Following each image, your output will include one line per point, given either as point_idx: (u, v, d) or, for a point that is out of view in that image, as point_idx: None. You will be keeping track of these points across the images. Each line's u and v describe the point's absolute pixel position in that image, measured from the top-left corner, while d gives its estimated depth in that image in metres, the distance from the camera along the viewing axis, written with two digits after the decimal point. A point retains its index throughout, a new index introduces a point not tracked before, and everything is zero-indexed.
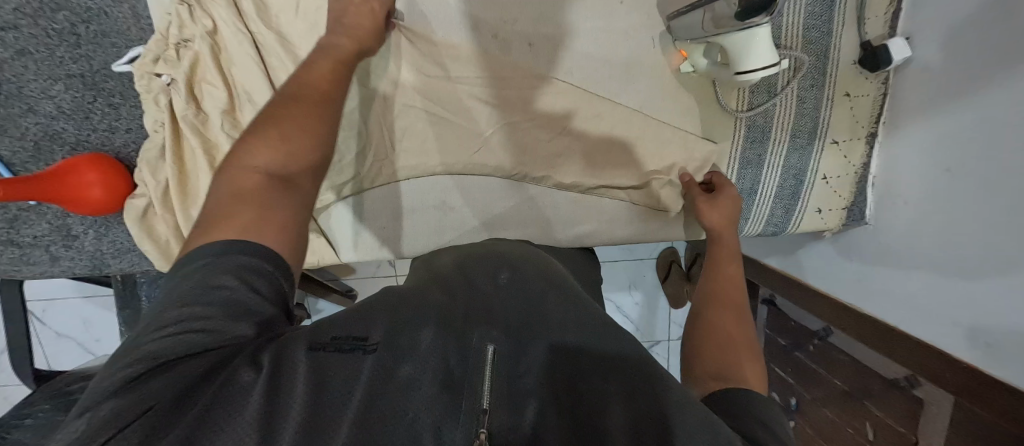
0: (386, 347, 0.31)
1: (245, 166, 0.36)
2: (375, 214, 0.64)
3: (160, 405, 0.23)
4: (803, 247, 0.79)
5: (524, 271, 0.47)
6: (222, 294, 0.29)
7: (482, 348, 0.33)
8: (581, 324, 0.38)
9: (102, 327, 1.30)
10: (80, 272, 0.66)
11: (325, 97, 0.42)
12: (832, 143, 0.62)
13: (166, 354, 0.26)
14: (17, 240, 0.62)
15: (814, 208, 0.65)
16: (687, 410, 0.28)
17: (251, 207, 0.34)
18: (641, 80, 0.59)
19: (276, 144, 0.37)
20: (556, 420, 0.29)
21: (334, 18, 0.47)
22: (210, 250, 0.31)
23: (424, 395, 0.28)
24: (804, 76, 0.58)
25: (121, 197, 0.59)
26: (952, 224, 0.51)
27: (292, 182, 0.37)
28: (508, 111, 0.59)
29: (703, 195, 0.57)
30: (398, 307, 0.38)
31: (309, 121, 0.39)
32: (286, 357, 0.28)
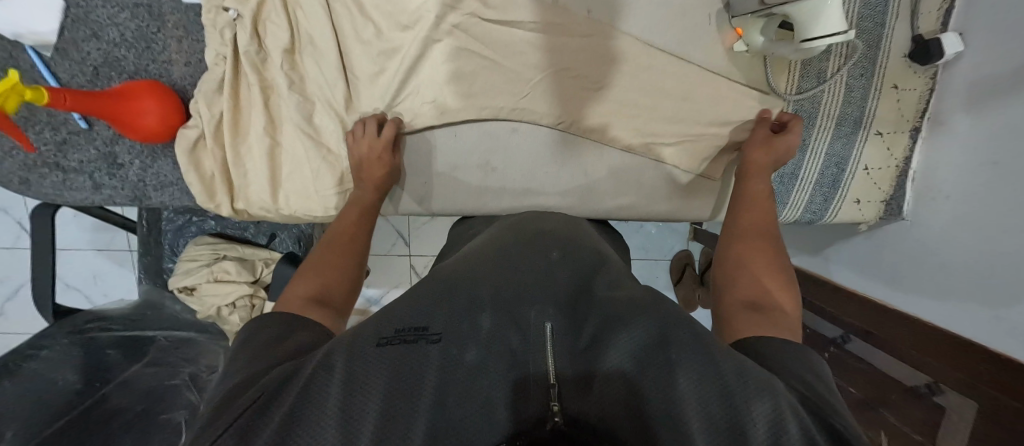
0: (448, 338, 0.31)
1: (287, 297, 0.42)
2: (415, 169, 0.64)
3: (246, 413, 0.24)
4: (831, 246, 0.82)
5: (581, 254, 0.46)
6: (293, 347, 0.34)
7: (540, 326, 0.33)
8: (626, 300, 0.35)
9: (111, 282, 1.30)
10: (121, 202, 0.66)
11: (352, 239, 0.53)
12: (876, 134, 0.62)
13: (247, 379, 0.30)
14: (64, 164, 0.63)
15: (853, 198, 0.65)
16: (744, 375, 0.26)
17: (300, 314, 0.39)
18: (695, 57, 0.60)
19: (317, 280, 0.45)
20: (621, 386, 0.28)
21: (366, 173, 0.58)
22: (273, 326, 0.37)
23: (493, 383, 0.29)
24: (854, 65, 0.59)
25: (172, 129, 0.60)
26: (999, 228, 0.51)
27: (326, 304, 0.43)
28: (561, 78, 0.60)
29: (763, 136, 0.57)
30: (456, 282, 0.37)
31: (340, 258, 0.49)
32: (360, 363, 0.27)
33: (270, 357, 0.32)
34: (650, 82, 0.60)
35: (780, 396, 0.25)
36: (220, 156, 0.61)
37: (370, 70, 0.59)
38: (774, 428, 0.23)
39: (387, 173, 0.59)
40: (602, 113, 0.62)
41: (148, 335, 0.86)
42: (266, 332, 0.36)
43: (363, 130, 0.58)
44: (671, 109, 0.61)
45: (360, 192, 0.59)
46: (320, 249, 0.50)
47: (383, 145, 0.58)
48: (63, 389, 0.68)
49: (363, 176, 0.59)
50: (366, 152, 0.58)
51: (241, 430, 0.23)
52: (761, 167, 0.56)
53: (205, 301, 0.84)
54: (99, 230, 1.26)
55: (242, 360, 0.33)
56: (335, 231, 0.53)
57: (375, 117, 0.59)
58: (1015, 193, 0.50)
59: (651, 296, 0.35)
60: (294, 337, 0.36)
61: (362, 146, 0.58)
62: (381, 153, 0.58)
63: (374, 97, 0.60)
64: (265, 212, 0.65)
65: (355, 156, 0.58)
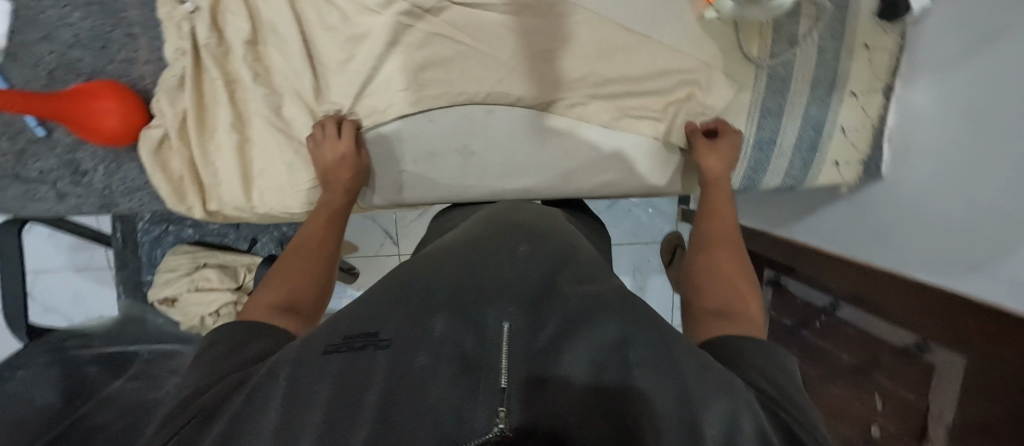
0: (399, 342, 0.29)
1: (253, 306, 0.41)
2: (392, 157, 0.63)
3: (190, 422, 0.26)
4: (813, 213, 0.83)
5: (549, 245, 0.46)
6: (250, 355, 0.33)
7: (496, 326, 0.30)
8: (592, 299, 0.35)
9: (92, 302, 1.26)
10: (88, 210, 0.63)
11: (319, 246, 0.52)
12: (851, 95, 0.62)
13: (189, 397, 0.29)
14: (24, 174, 0.60)
15: (832, 160, 0.65)
16: (704, 376, 0.26)
17: (263, 322, 0.38)
18: (667, 26, 0.59)
19: (283, 287, 0.44)
20: (582, 371, 0.28)
21: (336, 177, 0.58)
22: (231, 337, 0.35)
23: (445, 391, 0.25)
24: (825, 27, 0.59)
25: (135, 129, 0.58)
26: (971, 181, 0.53)
27: (294, 311, 0.42)
28: (533, 57, 0.59)
29: (703, 142, 0.61)
30: (408, 289, 0.37)
31: (307, 264, 0.49)
32: (306, 374, 0.26)
33: (225, 365, 0.32)
34: (623, 55, 0.59)
35: (740, 395, 0.26)
36: (188, 156, 0.59)
37: (338, 57, 0.57)
38: (727, 429, 0.23)
39: (354, 173, 0.59)
40: (576, 87, 0.61)
41: (131, 349, 0.83)
42: (225, 342, 0.35)
43: (323, 134, 0.58)
44: (645, 83, 0.61)
45: (331, 198, 0.58)
46: (286, 258, 0.49)
47: (347, 144, 0.57)
48: (43, 409, 0.66)
49: (330, 180, 0.58)
50: (329, 155, 0.57)
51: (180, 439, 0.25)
52: (719, 175, 0.60)
53: (189, 311, 0.82)
54: (76, 249, 1.23)
55: (197, 370, 0.32)
56: (300, 239, 0.52)
57: (333, 118, 0.59)
58: (985, 149, 0.51)
59: (615, 293, 0.36)
60: (251, 346, 0.34)
61: (328, 149, 0.57)
62: (344, 154, 0.57)
63: (342, 86, 0.58)
64: (240, 212, 0.64)
65: (321, 162, 0.57)
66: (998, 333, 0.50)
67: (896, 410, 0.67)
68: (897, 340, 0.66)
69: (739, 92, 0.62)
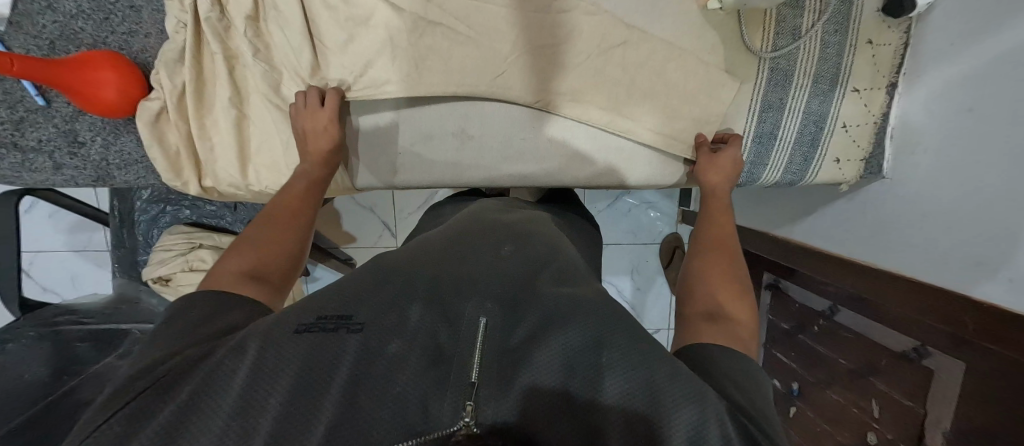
0: (372, 327, 0.29)
1: (220, 270, 0.40)
2: (389, 138, 0.64)
3: (139, 395, 0.24)
4: (815, 213, 0.81)
5: (533, 249, 0.46)
6: (217, 329, 0.33)
7: (473, 322, 0.31)
8: (574, 304, 0.34)
9: (89, 284, 1.26)
10: (84, 182, 0.64)
11: (298, 210, 0.51)
12: (853, 91, 0.62)
13: (150, 364, 0.28)
14: (21, 144, 0.60)
15: (832, 157, 0.65)
16: (676, 379, 0.26)
17: (233, 291, 0.38)
18: (668, 17, 0.58)
19: (253, 252, 0.43)
20: (549, 381, 0.26)
21: (313, 146, 0.57)
22: (201, 308, 0.35)
23: (409, 387, 0.25)
24: (828, 21, 0.58)
25: (133, 102, 0.58)
26: (973, 177, 0.52)
27: (263, 277, 0.42)
28: (534, 43, 0.58)
29: (707, 156, 0.61)
30: (388, 277, 0.37)
31: (282, 229, 0.48)
32: (272, 350, 0.26)
33: (193, 337, 0.31)
34: (624, 45, 0.59)
35: (710, 401, 0.25)
36: (184, 128, 0.59)
37: (338, 38, 0.56)
38: (694, 434, 0.23)
39: (334, 145, 0.58)
40: (576, 73, 0.60)
41: (120, 327, 0.82)
42: (196, 312, 0.34)
43: (305, 102, 0.58)
44: (647, 73, 0.60)
45: (305, 169, 0.56)
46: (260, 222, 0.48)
47: (327, 114, 0.57)
48: (29, 383, 0.65)
49: (308, 152, 0.57)
50: (310, 124, 0.57)
51: (132, 410, 0.23)
52: (717, 186, 0.59)
53: (182, 291, 0.82)
54: (76, 229, 1.22)
55: (164, 335, 0.32)
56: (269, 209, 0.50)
57: (312, 90, 0.58)
58: (990, 143, 0.50)
59: (595, 297, 0.36)
60: (224, 317, 0.34)
61: (310, 123, 0.57)
62: (328, 121, 0.57)
63: (342, 66, 0.58)
64: (235, 189, 0.64)
65: (299, 127, 0.58)
66: (993, 332, 0.49)
67: (894, 416, 0.66)
68: (896, 345, 0.65)
69: (741, 85, 0.61)
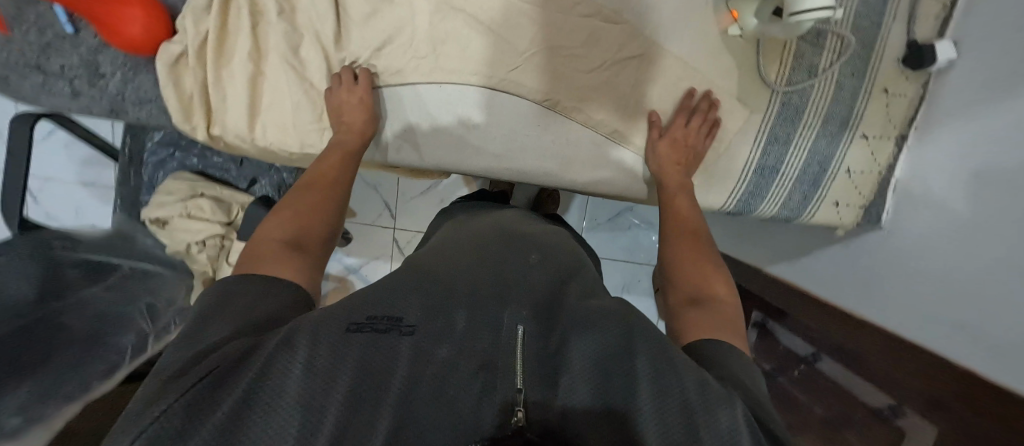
0: (423, 331, 0.32)
1: (263, 240, 0.42)
2: (396, 114, 0.64)
3: (194, 388, 0.25)
4: (808, 254, 0.80)
5: (559, 258, 0.49)
6: (262, 319, 0.34)
7: (512, 328, 0.33)
8: (606, 313, 0.36)
9: (93, 218, 1.28)
10: (98, 112, 0.65)
11: (330, 185, 0.53)
12: (862, 137, 0.61)
13: (194, 360, 0.28)
14: (45, 67, 0.61)
15: (833, 200, 0.64)
16: (706, 390, 0.27)
17: (279, 266, 0.40)
18: (685, 37, 0.59)
19: (294, 223, 0.46)
20: (585, 394, 0.29)
21: (348, 123, 0.59)
22: (250, 290, 0.36)
23: (464, 396, 0.27)
24: (846, 63, 0.58)
25: (156, 40, 0.59)
26: (969, 243, 0.52)
27: (303, 248, 0.44)
28: (552, 44, 0.60)
29: (662, 140, 0.61)
30: (433, 282, 0.40)
31: (318, 203, 0.50)
32: (324, 343, 0.28)
33: (241, 328, 0.32)
34: (639, 58, 0.60)
35: (738, 408, 0.27)
36: (201, 76, 0.61)
37: (362, 10, 0.58)
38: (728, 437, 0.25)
39: (367, 116, 0.60)
40: (589, 78, 0.61)
41: (110, 262, 0.84)
42: (241, 299, 0.35)
43: (339, 83, 0.60)
44: (658, 88, 0.61)
45: (341, 137, 0.59)
46: (298, 196, 0.50)
47: (362, 92, 0.60)
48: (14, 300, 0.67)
49: (344, 125, 0.59)
50: (347, 99, 0.59)
51: (185, 406, 0.24)
52: (667, 168, 0.60)
53: (178, 236, 0.83)
54: (86, 164, 1.25)
55: (210, 330, 0.32)
56: (308, 190, 0.51)
57: (348, 70, 0.60)
58: (993, 209, 0.49)
59: (624, 310, 0.37)
60: (271, 306, 0.35)
61: (345, 99, 0.60)
62: (361, 100, 0.60)
63: (362, 38, 0.60)
64: (240, 142, 0.65)
65: (334, 101, 0.60)
66: (970, 396, 0.49)
67: None
68: (870, 400, 0.65)
69: (750, 115, 0.61)
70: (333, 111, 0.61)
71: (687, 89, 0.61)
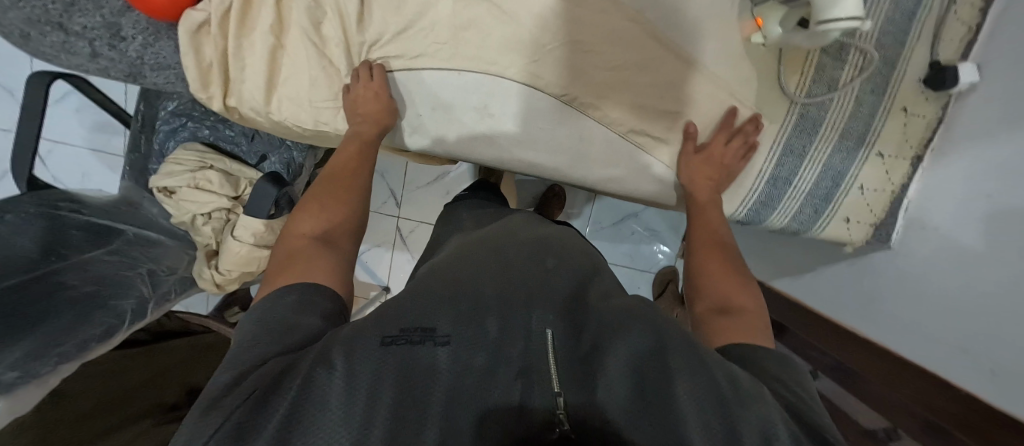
0: (458, 337, 0.33)
1: (296, 235, 0.48)
2: (414, 98, 0.65)
3: (242, 406, 0.26)
4: (812, 271, 0.80)
5: (574, 260, 0.50)
6: (299, 338, 0.34)
7: (541, 333, 0.35)
8: (620, 310, 0.39)
9: (98, 185, 1.29)
10: (115, 75, 0.67)
11: (348, 186, 0.56)
12: (877, 154, 0.60)
13: (234, 381, 0.30)
14: (66, 26, 0.60)
15: (842, 216, 0.63)
16: (737, 384, 0.30)
17: (312, 262, 0.44)
18: (710, 41, 0.58)
19: (324, 220, 0.51)
20: (620, 394, 0.30)
21: (367, 114, 0.62)
22: (289, 299, 0.39)
23: (506, 411, 0.30)
24: (867, 79, 0.58)
25: (179, 7, 0.59)
26: (977, 267, 0.51)
27: (332, 243, 0.49)
28: (575, 39, 0.59)
29: (696, 154, 0.62)
30: (459, 290, 0.39)
31: (342, 198, 0.54)
32: (360, 359, 0.29)
33: (282, 344, 0.33)
34: (662, 60, 0.59)
35: (773, 404, 0.29)
36: (222, 45, 0.60)
37: None
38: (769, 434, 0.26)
39: (383, 109, 0.62)
40: (608, 76, 0.61)
41: (117, 227, 0.84)
42: (286, 303, 0.38)
43: (357, 77, 0.62)
44: (678, 93, 0.61)
45: (359, 130, 0.62)
46: (324, 193, 0.55)
47: (379, 85, 0.61)
48: (19, 254, 0.69)
49: (361, 116, 0.62)
50: (362, 92, 0.61)
51: (238, 425, 0.25)
52: (699, 190, 0.62)
53: (182, 206, 0.83)
54: (98, 129, 1.26)
55: (256, 342, 0.34)
56: (333, 195, 0.54)
57: (364, 65, 0.62)
58: (1003, 232, 0.49)
59: (643, 308, 0.40)
60: (308, 318, 0.37)
61: (361, 94, 0.61)
62: (376, 94, 0.61)
63: (385, 20, 0.59)
64: (256, 114, 0.66)
65: (351, 95, 0.62)
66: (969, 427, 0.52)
67: None
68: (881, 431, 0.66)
69: (768, 125, 0.60)
70: (348, 103, 0.63)
71: (733, 106, 0.60)
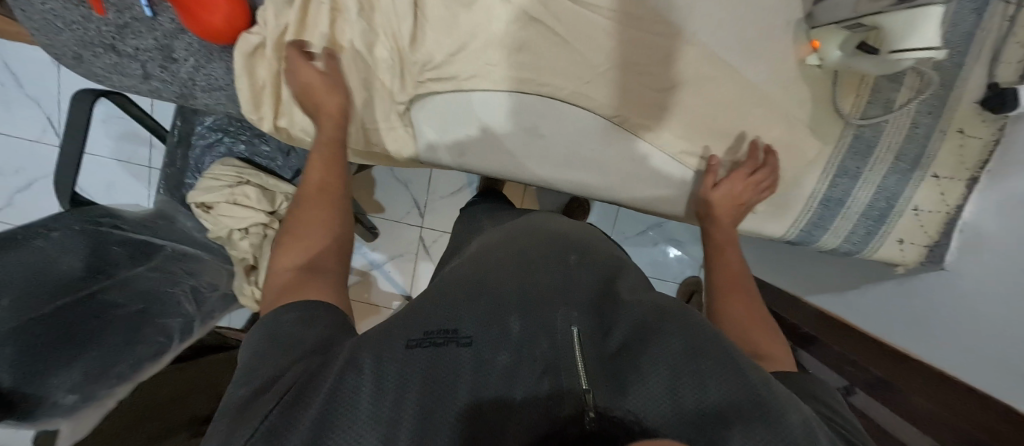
0: (480, 341, 0.33)
1: (280, 269, 0.45)
2: (460, 119, 0.63)
3: (275, 410, 0.27)
4: (856, 288, 0.80)
5: (600, 258, 0.50)
6: (311, 346, 0.34)
7: (568, 330, 0.34)
8: (653, 308, 0.38)
9: (123, 195, 1.30)
10: (166, 96, 0.67)
11: (326, 188, 0.52)
12: (932, 176, 0.60)
13: (257, 395, 0.30)
14: (119, 48, 0.62)
15: (896, 237, 0.63)
16: (768, 388, 0.29)
17: (300, 288, 0.42)
18: (763, 63, 0.58)
19: (304, 244, 0.47)
20: (648, 401, 0.28)
21: (322, 104, 0.57)
22: (290, 320, 0.37)
23: (531, 413, 0.28)
24: (923, 101, 0.57)
25: (235, 31, 0.59)
26: None
27: (320, 266, 0.46)
28: (628, 60, 0.59)
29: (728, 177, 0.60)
30: (482, 284, 0.40)
31: (327, 208, 0.51)
32: (390, 363, 0.30)
33: (295, 353, 0.34)
34: (715, 82, 0.59)
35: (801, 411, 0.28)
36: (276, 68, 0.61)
37: (442, 15, 0.58)
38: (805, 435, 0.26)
39: (337, 100, 0.57)
40: (659, 98, 0.61)
41: (156, 242, 0.84)
42: (286, 325, 0.37)
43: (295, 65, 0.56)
44: (729, 114, 0.61)
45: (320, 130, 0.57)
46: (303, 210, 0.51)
47: (315, 70, 0.56)
48: (65, 272, 0.69)
49: (318, 110, 0.57)
50: (309, 79, 0.56)
51: (268, 429, 0.25)
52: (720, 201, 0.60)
53: (221, 221, 0.83)
54: (124, 140, 1.27)
55: (273, 355, 0.34)
56: (320, 205, 0.51)
57: (294, 46, 0.57)
58: None
59: (672, 305, 0.39)
60: (315, 332, 0.36)
61: (311, 84, 0.57)
62: (325, 81, 0.57)
63: (439, 42, 0.59)
64: (306, 135, 0.66)
65: (301, 85, 0.57)
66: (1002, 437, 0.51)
67: None
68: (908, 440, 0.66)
69: (822, 148, 0.60)
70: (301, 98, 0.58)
71: (750, 140, 0.62)
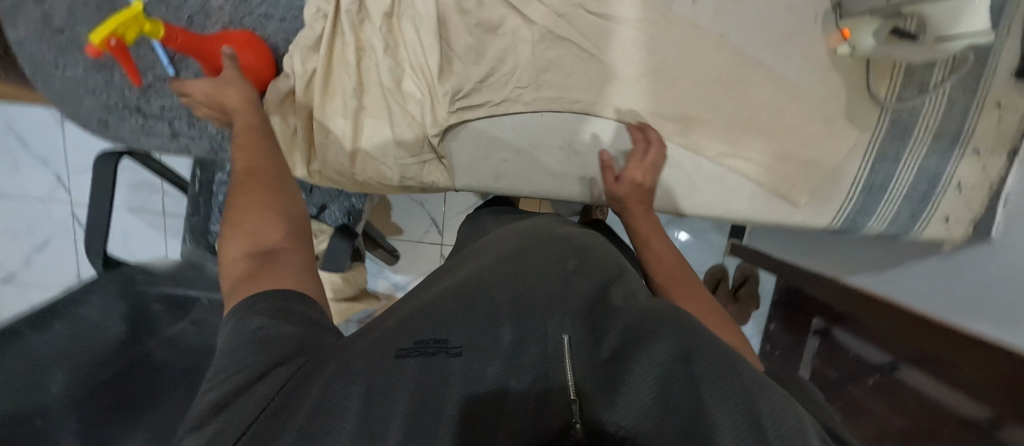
0: (470, 349, 0.32)
1: (230, 260, 0.42)
2: (496, 145, 0.63)
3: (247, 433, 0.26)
4: (899, 265, 0.80)
5: (598, 265, 0.46)
6: (274, 356, 0.32)
7: (558, 338, 0.33)
8: (640, 308, 0.36)
9: (141, 246, 1.30)
10: (198, 152, 0.66)
11: (248, 172, 0.47)
12: (973, 152, 0.60)
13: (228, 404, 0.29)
14: (144, 109, 0.62)
15: (942, 214, 0.64)
16: (766, 390, 0.26)
17: (255, 285, 0.39)
18: (792, 58, 0.58)
19: (247, 229, 0.43)
20: (638, 407, 0.28)
21: (223, 100, 0.52)
22: (252, 322, 0.35)
23: (524, 415, 0.29)
24: (958, 80, 0.57)
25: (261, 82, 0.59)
26: None
27: (274, 253, 0.42)
28: (656, 68, 0.58)
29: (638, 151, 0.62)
30: (468, 279, 0.38)
31: (263, 194, 0.46)
32: (379, 375, 0.29)
33: (258, 361, 0.32)
34: (746, 81, 0.59)
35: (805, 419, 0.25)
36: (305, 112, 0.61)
37: (467, 43, 0.58)
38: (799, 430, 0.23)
39: (239, 88, 0.52)
40: (691, 103, 0.60)
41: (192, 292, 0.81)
42: (241, 347, 0.33)
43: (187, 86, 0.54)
44: (762, 111, 0.60)
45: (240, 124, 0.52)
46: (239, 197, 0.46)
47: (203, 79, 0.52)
48: (107, 339, 0.69)
49: (231, 113, 0.52)
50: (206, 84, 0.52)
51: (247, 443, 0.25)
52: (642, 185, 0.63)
53: None
54: (136, 190, 1.26)
55: (240, 357, 0.32)
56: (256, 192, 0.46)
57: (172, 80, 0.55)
58: None
59: (669, 307, 0.36)
60: (278, 343, 0.33)
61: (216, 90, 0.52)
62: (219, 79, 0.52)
63: (466, 71, 0.59)
64: (339, 176, 0.65)
65: (203, 94, 0.52)
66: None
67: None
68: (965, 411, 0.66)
69: (859, 135, 0.60)
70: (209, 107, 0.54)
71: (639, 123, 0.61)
